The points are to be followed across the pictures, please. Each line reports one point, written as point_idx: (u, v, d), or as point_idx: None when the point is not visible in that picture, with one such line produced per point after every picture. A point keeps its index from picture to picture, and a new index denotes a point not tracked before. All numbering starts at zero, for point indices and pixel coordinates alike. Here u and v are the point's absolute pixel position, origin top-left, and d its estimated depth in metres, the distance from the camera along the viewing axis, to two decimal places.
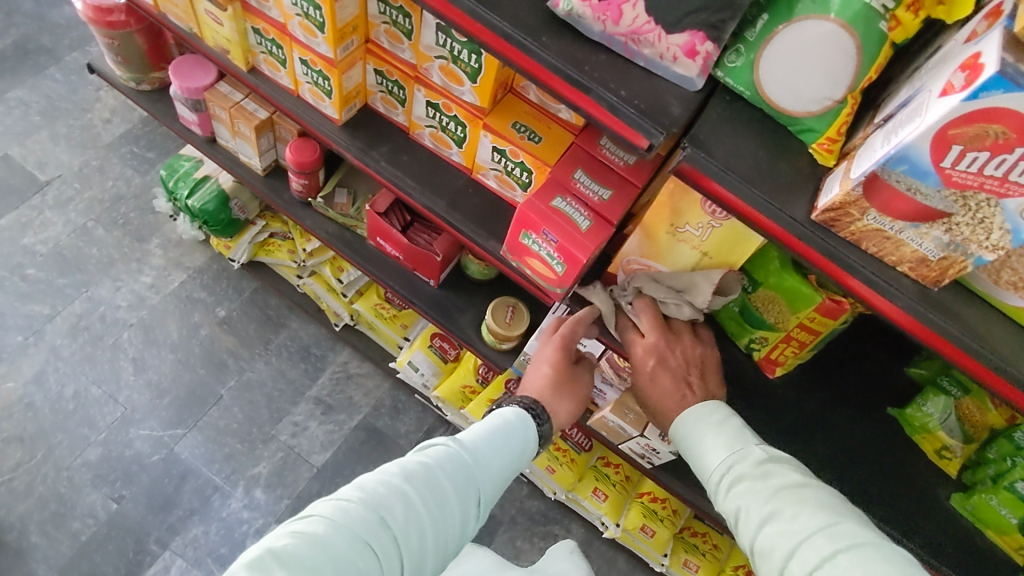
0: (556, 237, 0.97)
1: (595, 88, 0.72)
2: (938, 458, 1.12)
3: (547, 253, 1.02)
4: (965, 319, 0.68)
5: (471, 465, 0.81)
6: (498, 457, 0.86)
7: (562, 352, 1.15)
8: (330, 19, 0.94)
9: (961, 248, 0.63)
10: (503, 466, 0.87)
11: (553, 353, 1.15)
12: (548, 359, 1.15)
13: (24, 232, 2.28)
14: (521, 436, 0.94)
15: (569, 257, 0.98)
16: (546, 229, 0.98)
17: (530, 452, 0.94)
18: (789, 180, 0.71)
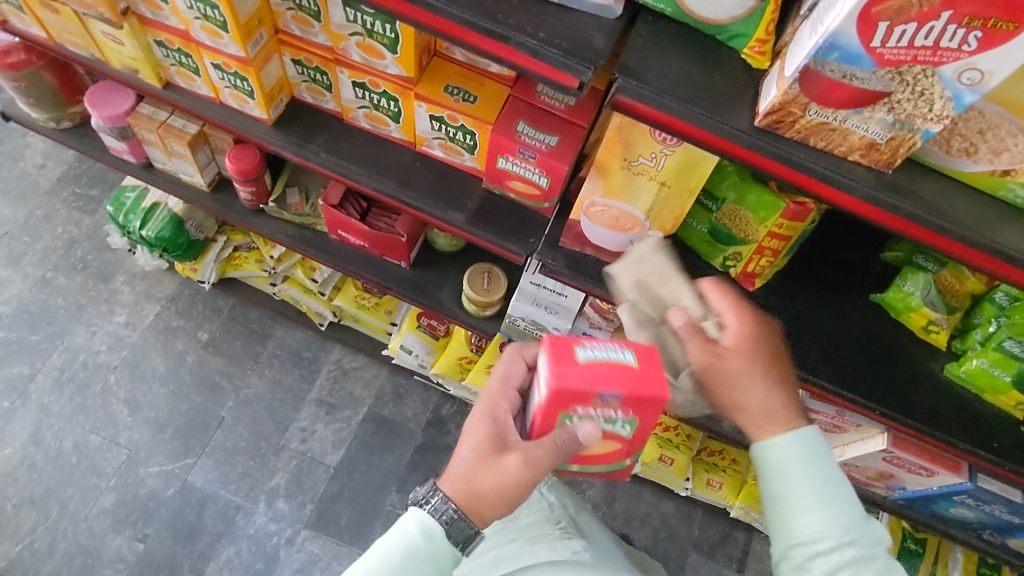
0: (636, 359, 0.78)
1: (513, 35, 0.68)
2: (927, 334, 1.13)
3: (613, 425, 0.79)
4: (924, 196, 0.67)
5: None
6: None
7: (493, 418, 0.81)
8: (230, 16, 0.89)
9: (907, 124, 0.62)
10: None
11: (483, 415, 0.81)
12: (478, 416, 0.81)
13: None
14: (432, 561, 0.74)
15: (642, 407, 0.77)
16: (603, 392, 0.74)
17: (445, 549, 0.75)
18: (727, 91, 0.69)
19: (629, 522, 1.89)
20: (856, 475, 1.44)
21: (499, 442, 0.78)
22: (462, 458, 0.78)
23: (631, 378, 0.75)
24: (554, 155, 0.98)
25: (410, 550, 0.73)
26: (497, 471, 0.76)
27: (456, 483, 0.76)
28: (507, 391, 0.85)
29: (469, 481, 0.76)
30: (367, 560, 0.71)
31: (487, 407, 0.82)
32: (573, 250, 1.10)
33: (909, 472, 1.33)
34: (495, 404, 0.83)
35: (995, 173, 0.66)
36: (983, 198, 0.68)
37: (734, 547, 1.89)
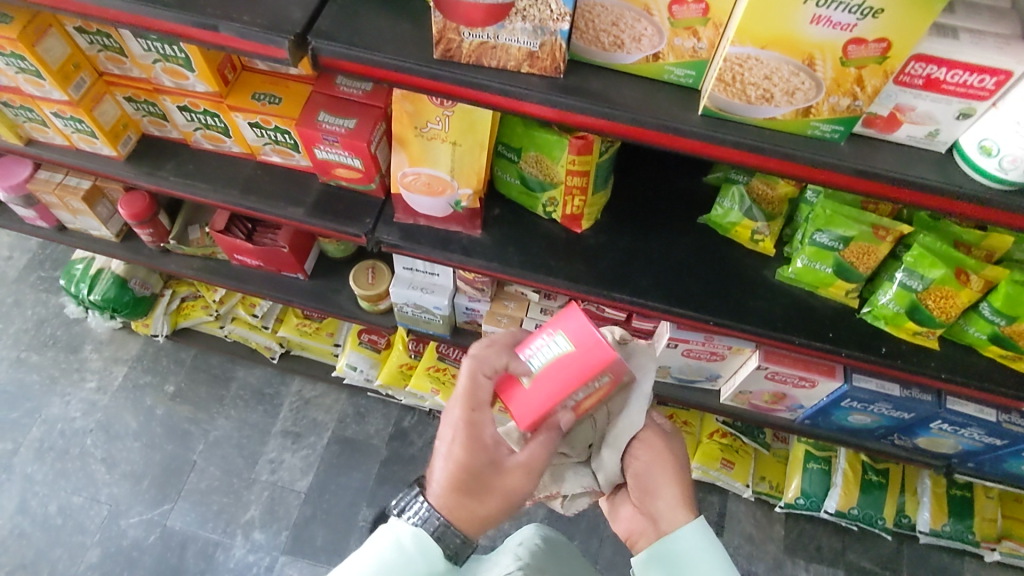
0: (568, 338, 0.91)
1: (219, 22, 0.78)
2: (755, 244, 1.18)
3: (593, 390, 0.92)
4: (594, 91, 0.75)
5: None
6: None
7: (476, 442, 0.85)
8: (40, 63, 1.02)
9: (545, 29, 0.70)
10: None
11: (466, 444, 0.85)
12: (460, 446, 0.85)
13: None
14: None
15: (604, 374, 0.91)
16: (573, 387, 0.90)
17: (439, 568, 0.72)
18: (414, 35, 0.78)
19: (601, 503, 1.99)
20: (755, 401, 1.47)
21: (490, 462, 0.85)
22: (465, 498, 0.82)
23: (568, 364, 0.90)
24: (355, 136, 1.07)
25: (403, 566, 0.70)
26: (503, 495, 0.84)
27: (456, 513, 0.80)
28: (484, 409, 0.88)
29: (472, 506, 0.81)
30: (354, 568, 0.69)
31: (473, 436, 0.86)
32: (407, 223, 1.19)
33: (795, 387, 1.36)
34: (477, 426, 0.86)
35: (650, 61, 0.73)
36: (652, 85, 0.75)
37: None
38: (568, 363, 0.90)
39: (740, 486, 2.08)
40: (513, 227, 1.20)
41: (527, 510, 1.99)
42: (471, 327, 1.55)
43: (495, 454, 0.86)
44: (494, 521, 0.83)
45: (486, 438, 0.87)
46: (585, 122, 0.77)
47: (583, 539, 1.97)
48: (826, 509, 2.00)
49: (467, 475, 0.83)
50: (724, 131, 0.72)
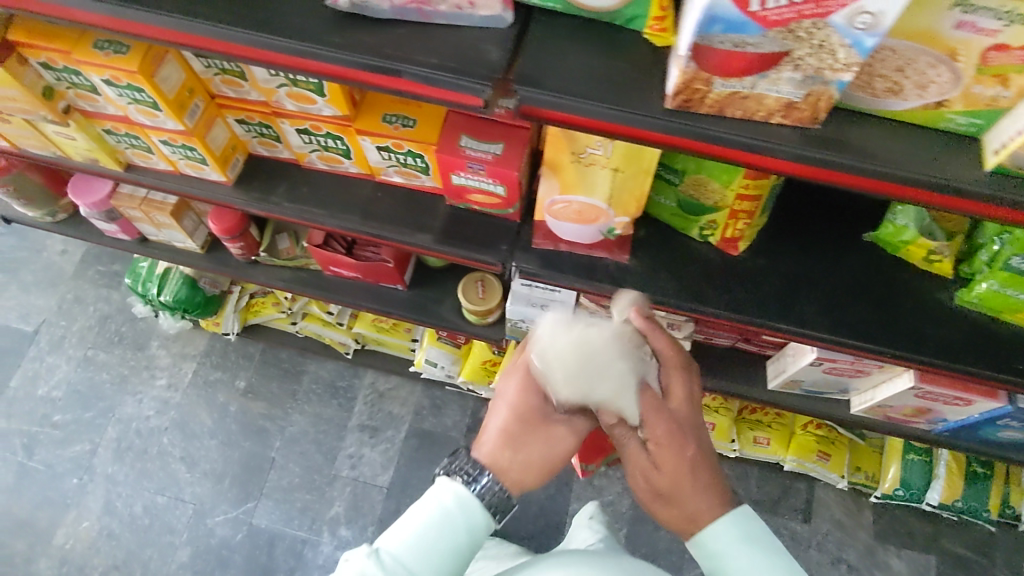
0: (625, 343, 0.96)
1: (404, 67, 0.66)
2: (929, 264, 1.08)
3: None
4: (856, 143, 0.64)
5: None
6: (431, 559, 0.72)
7: (536, 388, 0.86)
8: (157, 95, 0.91)
9: (818, 78, 0.59)
10: (449, 562, 0.73)
11: (521, 386, 0.87)
12: (516, 388, 0.86)
13: (35, 384, 2.32)
14: (465, 531, 0.74)
15: None
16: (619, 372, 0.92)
17: (478, 521, 0.76)
18: (631, 77, 0.67)
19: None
20: (892, 414, 1.39)
21: (542, 409, 0.85)
22: (516, 435, 0.83)
23: (626, 363, 0.92)
24: (502, 165, 0.96)
25: (446, 521, 0.74)
26: (549, 443, 0.83)
27: (499, 452, 0.80)
28: (548, 368, 0.89)
29: (510, 448, 0.81)
30: (403, 529, 0.73)
31: (533, 381, 0.87)
32: (547, 249, 1.09)
33: (946, 404, 1.28)
34: (535, 372, 0.87)
35: (929, 108, 0.62)
36: (920, 132, 0.64)
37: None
38: (623, 358, 0.93)
39: (835, 476, 2.02)
40: (663, 252, 1.10)
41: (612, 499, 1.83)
42: None
43: (548, 404, 0.86)
44: (530, 471, 0.81)
45: (543, 388, 0.87)
46: (835, 177, 0.66)
47: (670, 531, 1.81)
48: (928, 501, 1.95)
49: (516, 417, 0.84)
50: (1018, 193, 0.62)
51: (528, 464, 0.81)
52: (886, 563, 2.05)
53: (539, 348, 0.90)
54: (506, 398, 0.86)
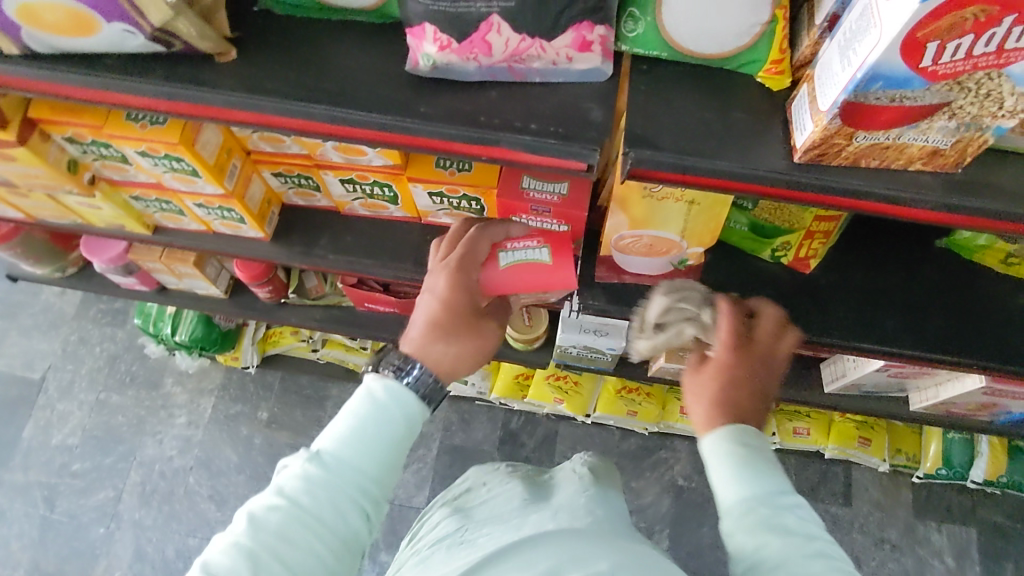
0: (550, 253, 0.88)
1: (502, 137, 0.61)
2: (1006, 267, 1.04)
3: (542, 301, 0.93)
4: (1002, 185, 0.59)
5: (338, 473, 0.65)
6: (370, 448, 0.67)
7: (461, 278, 0.81)
8: (198, 162, 0.83)
9: (974, 125, 0.53)
10: (390, 448, 0.68)
11: (449, 281, 0.81)
12: (445, 282, 0.81)
13: (49, 432, 1.88)
14: (398, 413, 0.69)
15: (559, 251, 0.88)
16: (536, 243, 0.89)
17: (418, 411, 0.71)
18: (747, 129, 0.61)
19: None
20: (955, 409, 1.36)
21: (472, 306, 0.81)
22: (430, 328, 0.78)
23: (541, 278, 0.87)
24: (571, 204, 0.88)
25: (377, 409, 0.68)
26: (468, 332, 0.80)
27: (424, 343, 0.77)
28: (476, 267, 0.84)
29: (443, 339, 0.78)
30: (336, 427, 0.67)
31: (452, 275, 0.81)
32: (613, 283, 1.04)
33: (1012, 399, 1.25)
34: (467, 273, 0.82)
35: None
36: None
37: (835, 483, 1.75)
38: (542, 274, 0.87)
39: (875, 461, 1.72)
40: (736, 276, 1.04)
41: (651, 501, 1.72)
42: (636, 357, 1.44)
43: (475, 298, 0.82)
44: (461, 364, 0.79)
45: (472, 287, 0.83)
46: (971, 223, 0.61)
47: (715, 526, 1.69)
48: None
49: (439, 309, 0.79)
50: None
51: (441, 352, 0.77)
52: (927, 541, 1.70)
53: (470, 247, 0.84)
54: (432, 292, 0.81)
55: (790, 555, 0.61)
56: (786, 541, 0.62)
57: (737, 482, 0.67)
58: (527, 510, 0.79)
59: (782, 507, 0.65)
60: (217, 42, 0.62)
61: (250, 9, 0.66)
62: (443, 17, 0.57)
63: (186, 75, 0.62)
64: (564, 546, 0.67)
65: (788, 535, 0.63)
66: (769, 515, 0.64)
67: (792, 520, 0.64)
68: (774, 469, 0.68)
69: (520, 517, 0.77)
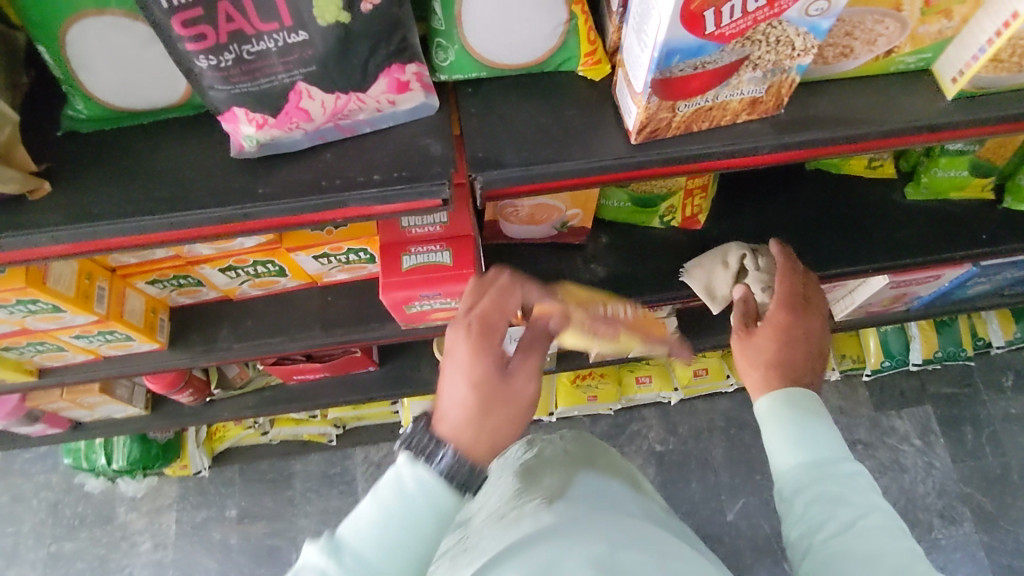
0: (453, 255, 0.85)
1: (347, 197, 0.59)
2: (873, 171, 1.11)
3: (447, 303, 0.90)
4: (826, 113, 0.62)
5: (369, 568, 0.52)
6: (402, 538, 0.53)
7: (484, 339, 0.62)
8: (57, 299, 0.79)
9: (778, 69, 0.56)
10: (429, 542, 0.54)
11: (472, 342, 0.62)
12: (465, 345, 0.62)
13: None
14: (436, 506, 0.55)
15: (460, 251, 0.85)
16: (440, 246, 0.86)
17: (449, 504, 0.55)
18: (583, 123, 0.62)
19: (700, 438, 1.75)
20: (873, 307, 1.43)
21: (502, 360, 0.62)
22: (456, 391, 0.61)
23: (439, 277, 0.85)
24: (455, 228, 0.86)
25: (410, 496, 0.55)
26: (508, 395, 0.61)
27: (454, 420, 0.59)
28: (501, 323, 0.65)
29: (482, 411, 0.60)
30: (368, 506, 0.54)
31: (483, 334, 0.63)
32: None
33: (920, 285, 1.33)
34: (492, 330, 0.63)
35: (880, 58, 0.62)
36: (875, 82, 0.64)
37: None
38: (437, 275, 0.85)
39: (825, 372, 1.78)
40: (634, 250, 1.07)
41: None
42: (575, 347, 1.45)
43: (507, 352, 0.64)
44: (509, 431, 0.61)
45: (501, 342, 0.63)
46: (811, 153, 0.64)
47: (699, 479, 1.71)
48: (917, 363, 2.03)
49: (465, 374, 0.61)
50: (993, 109, 0.62)
51: (469, 425, 0.59)
52: (892, 429, 1.78)
53: (493, 302, 0.65)
54: (452, 354, 0.63)
55: (832, 514, 0.61)
56: (844, 506, 0.61)
57: (797, 446, 0.67)
58: (524, 499, 0.69)
59: (830, 473, 0.64)
60: (25, 181, 0.58)
61: (54, 135, 0.63)
62: (250, 97, 0.55)
63: (2, 221, 0.58)
64: (564, 534, 0.58)
65: (844, 499, 0.61)
66: (817, 486, 0.63)
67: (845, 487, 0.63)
68: (834, 441, 0.67)
69: (515, 515, 0.66)
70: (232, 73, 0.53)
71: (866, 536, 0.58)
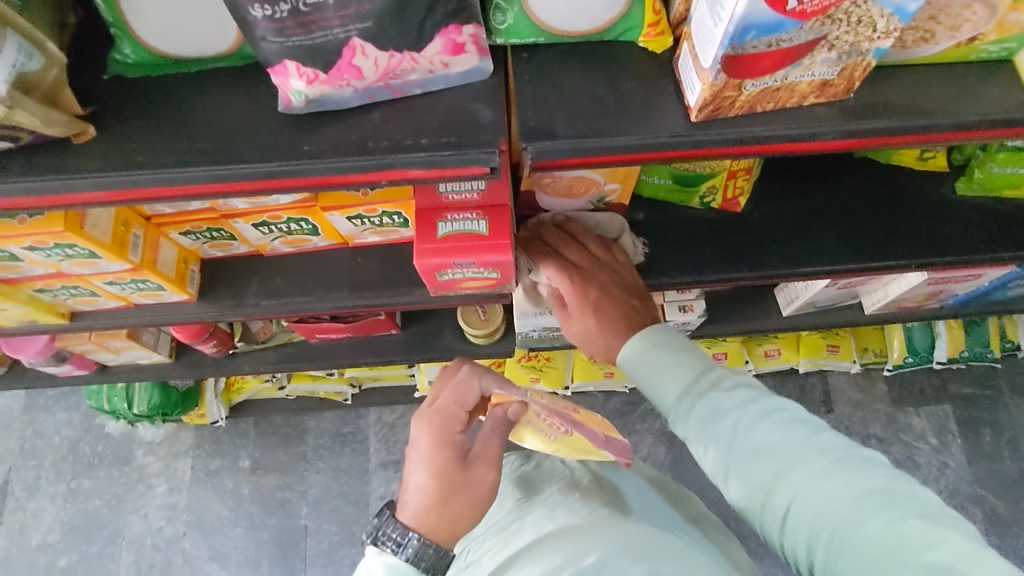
0: (489, 225, 0.84)
1: (395, 159, 0.58)
2: (924, 163, 1.07)
3: (480, 275, 0.88)
4: (897, 100, 0.59)
5: None
6: None
7: (443, 439, 0.72)
8: (93, 245, 0.78)
9: (854, 52, 0.53)
10: None
11: (432, 438, 0.72)
12: (426, 441, 0.73)
13: (25, 535, 1.78)
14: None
15: (495, 220, 0.84)
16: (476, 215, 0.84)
17: None
18: (640, 97, 0.60)
19: None
20: (906, 303, 1.40)
21: (460, 455, 0.71)
22: (420, 485, 0.71)
23: (473, 245, 0.83)
24: (493, 196, 0.85)
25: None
26: (463, 490, 0.69)
27: (416, 511, 0.69)
28: (459, 417, 0.74)
29: (440, 505, 0.69)
30: None
31: (441, 433, 0.72)
32: None
33: (957, 283, 1.30)
34: (448, 426, 0.73)
35: (962, 44, 0.58)
36: (952, 71, 0.61)
37: (816, 394, 1.80)
38: (471, 244, 0.83)
39: (846, 364, 1.76)
40: (670, 229, 1.05)
41: (647, 453, 1.73)
42: None
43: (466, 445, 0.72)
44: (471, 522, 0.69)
45: (458, 437, 0.72)
46: (878, 141, 0.62)
47: None
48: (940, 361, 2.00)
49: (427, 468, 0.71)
50: None
51: (428, 517, 0.69)
52: (909, 426, 1.76)
53: (454, 396, 0.74)
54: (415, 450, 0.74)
55: (729, 436, 0.63)
56: (724, 414, 0.65)
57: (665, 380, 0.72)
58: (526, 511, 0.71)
59: (702, 393, 0.69)
60: (70, 124, 0.58)
61: (100, 79, 0.61)
62: (302, 51, 0.53)
63: (46, 163, 0.58)
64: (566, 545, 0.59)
65: (723, 408, 0.65)
66: (701, 408, 0.67)
67: (722, 398, 0.66)
68: (686, 356, 0.74)
69: (518, 529, 0.68)
70: (286, 25, 0.51)
71: (765, 436, 0.61)
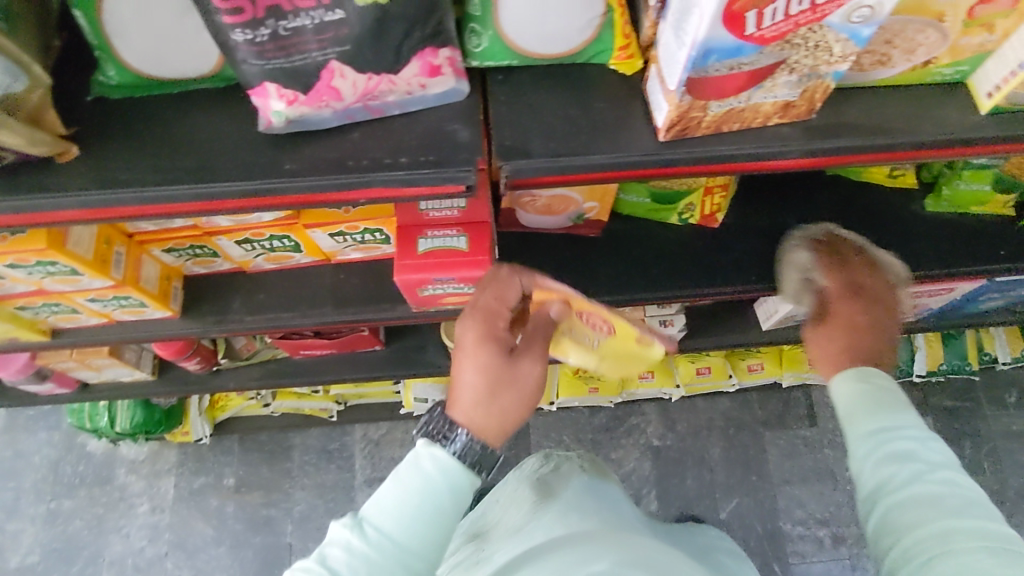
0: (469, 241, 0.85)
1: (374, 176, 0.59)
2: (894, 180, 1.10)
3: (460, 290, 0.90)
4: (857, 121, 0.62)
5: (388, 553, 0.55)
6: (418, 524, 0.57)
7: (489, 333, 0.69)
8: (76, 262, 0.79)
9: (813, 75, 0.55)
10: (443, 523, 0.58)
11: (477, 333, 0.68)
12: (470, 335, 0.69)
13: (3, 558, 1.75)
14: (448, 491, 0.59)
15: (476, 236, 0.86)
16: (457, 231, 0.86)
17: (465, 482, 0.60)
18: (611, 117, 0.62)
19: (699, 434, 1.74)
20: None
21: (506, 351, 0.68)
22: (461, 381, 0.67)
23: (454, 262, 0.84)
24: (472, 214, 0.86)
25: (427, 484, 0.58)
26: (513, 381, 0.66)
27: (465, 407, 0.65)
28: (502, 315, 0.71)
29: (490, 395, 0.65)
30: (381, 495, 0.58)
31: (483, 328, 0.69)
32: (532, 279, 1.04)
33: (931, 296, 1.33)
34: (492, 323, 0.70)
35: (918, 67, 0.61)
36: (910, 93, 0.63)
37: None
38: (451, 260, 0.85)
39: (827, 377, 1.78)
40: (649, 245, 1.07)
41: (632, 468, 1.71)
42: None
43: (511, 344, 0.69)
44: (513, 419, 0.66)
45: (501, 335, 0.69)
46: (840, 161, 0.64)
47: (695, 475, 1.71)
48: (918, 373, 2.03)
49: (472, 362, 0.67)
50: None
51: (475, 414, 0.64)
52: None
53: (497, 294, 0.73)
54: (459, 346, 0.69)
55: (903, 482, 0.56)
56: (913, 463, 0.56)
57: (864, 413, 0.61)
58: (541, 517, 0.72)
59: (895, 435, 0.59)
60: (54, 144, 0.59)
61: (83, 99, 0.63)
62: (281, 73, 0.55)
63: (28, 183, 0.59)
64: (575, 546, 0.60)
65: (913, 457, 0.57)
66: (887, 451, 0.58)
67: (904, 446, 0.58)
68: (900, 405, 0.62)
69: (531, 532, 0.70)
70: (266, 48, 0.53)
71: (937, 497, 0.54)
